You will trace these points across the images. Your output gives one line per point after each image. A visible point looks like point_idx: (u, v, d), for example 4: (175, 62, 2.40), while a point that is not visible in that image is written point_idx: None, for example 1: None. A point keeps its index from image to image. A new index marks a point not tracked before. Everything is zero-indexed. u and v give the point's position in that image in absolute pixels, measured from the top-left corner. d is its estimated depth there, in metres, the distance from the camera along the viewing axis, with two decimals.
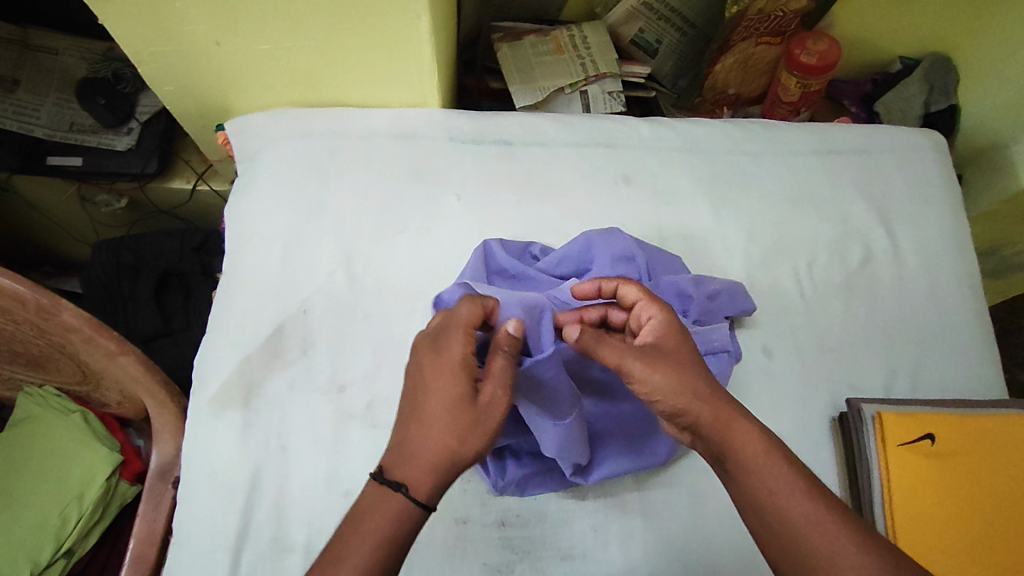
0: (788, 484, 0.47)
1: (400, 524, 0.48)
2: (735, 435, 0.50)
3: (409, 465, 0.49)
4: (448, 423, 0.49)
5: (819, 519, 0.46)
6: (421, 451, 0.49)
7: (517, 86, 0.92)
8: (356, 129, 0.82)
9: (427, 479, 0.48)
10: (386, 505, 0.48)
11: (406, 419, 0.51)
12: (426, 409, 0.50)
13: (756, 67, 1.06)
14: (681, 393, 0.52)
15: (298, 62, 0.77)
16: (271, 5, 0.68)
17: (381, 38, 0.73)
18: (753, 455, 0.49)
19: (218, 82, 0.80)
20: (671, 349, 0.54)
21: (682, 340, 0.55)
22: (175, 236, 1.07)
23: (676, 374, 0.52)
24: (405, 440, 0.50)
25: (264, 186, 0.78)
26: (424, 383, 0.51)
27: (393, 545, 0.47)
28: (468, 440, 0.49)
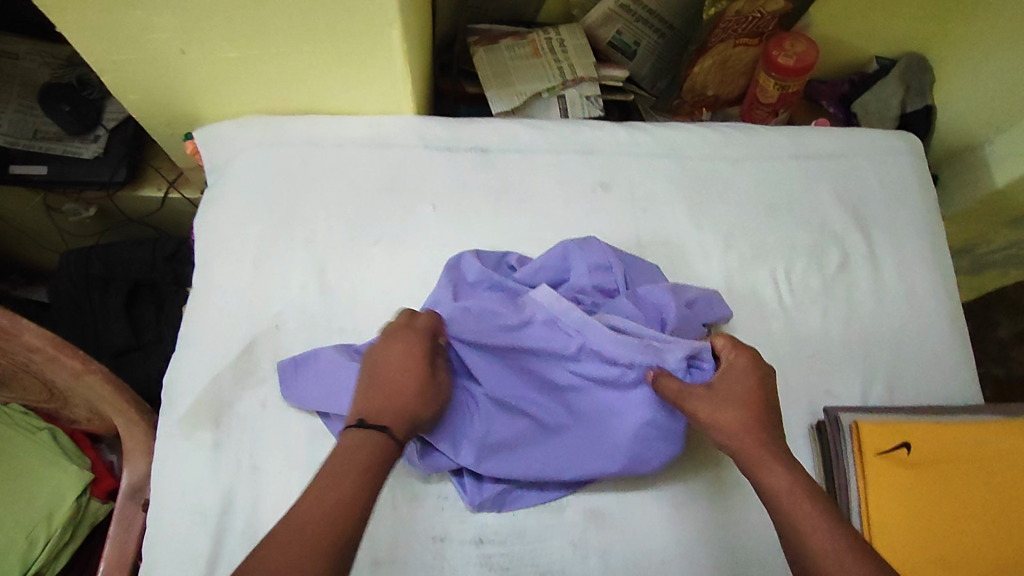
0: (814, 521, 0.49)
1: (386, 462, 0.51)
2: (766, 468, 0.53)
3: (375, 417, 0.53)
4: (417, 386, 0.55)
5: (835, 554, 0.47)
6: (388, 407, 0.53)
7: (493, 91, 0.91)
8: (326, 139, 0.80)
9: (399, 428, 0.53)
10: (367, 452, 0.50)
11: (368, 386, 0.55)
12: (395, 378, 0.55)
13: (735, 69, 1.06)
14: (729, 431, 0.56)
15: (266, 70, 0.75)
16: (239, 13, 0.66)
17: (351, 46, 0.71)
18: (779, 489, 0.51)
19: (184, 90, 0.78)
20: (735, 392, 0.58)
21: (754, 384, 0.58)
22: (147, 245, 1.05)
23: (725, 415, 0.56)
24: (365, 401, 0.54)
25: (234, 198, 0.76)
26: (404, 360, 0.56)
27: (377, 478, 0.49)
28: (429, 404, 0.56)
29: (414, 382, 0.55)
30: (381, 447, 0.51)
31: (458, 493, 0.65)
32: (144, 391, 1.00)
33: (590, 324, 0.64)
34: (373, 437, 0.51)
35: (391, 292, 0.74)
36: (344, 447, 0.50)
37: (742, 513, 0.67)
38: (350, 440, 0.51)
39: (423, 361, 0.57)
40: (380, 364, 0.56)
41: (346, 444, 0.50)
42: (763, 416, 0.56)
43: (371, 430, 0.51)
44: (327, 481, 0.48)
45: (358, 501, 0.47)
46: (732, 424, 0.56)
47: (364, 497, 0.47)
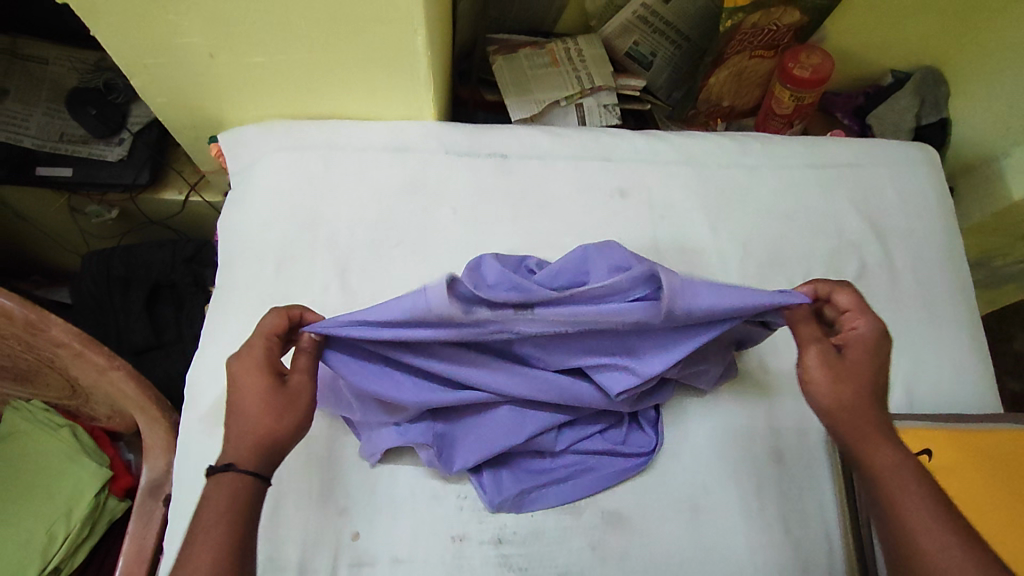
0: (921, 507, 0.49)
1: (244, 502, 0.50)
2: (871, 451, 0.53)
3: (229, 454, 0.52)
4: (264, 409, 0.53)
5: (945, 542, 0.48)
6: (239, 439, 0.52)
7: (512, 99, 0.92)
8: (349, 142, 0.81)
9: (251, 457, 0.51)
10: (225, 495, 0.50)
11: (229, 420, 0.53)
12: (244, 405, 0.53)
13: (750, 80, 1.07)
14: (843, 407, 0.55)
15: (291, 74, 0.76)
16: (268, 19, 0.68)
17: (376, 52, 0.73)
18: (887, 469, 0.52)
19: (211, 94, 0.79)
20: (855, 362, 0.56)
21: (870, 356, 0.56)
22: (167, 248, 1.06)
23: (859, 391, 0.55)
24: (227, 441, 0.52)
25: (258, 199, 0.78)
26: (245, 382, 0.54)
27: (234, 520, 0.49)
28: (284, 419, 0.53)
29: (268, 404, 0.53)
30: (238, 482, 0.50)
31: (478, 493, 0.65)
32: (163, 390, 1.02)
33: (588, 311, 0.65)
34: (227, 478, 0.50)
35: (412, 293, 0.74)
36: (209, 496, 0.50)
37: (761, 519, 0.66)
38: (212, 486, 0.50)
39: (257, 378, 0.54)
40: (231, 394, 0.54)
41: (211, 494, 0.50)
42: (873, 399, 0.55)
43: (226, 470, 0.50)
44: (196, 534, 0.48)
45: (235, 544, 0.48)
46: (845, 400, 0.55)
47: (230, 544, 0.48)
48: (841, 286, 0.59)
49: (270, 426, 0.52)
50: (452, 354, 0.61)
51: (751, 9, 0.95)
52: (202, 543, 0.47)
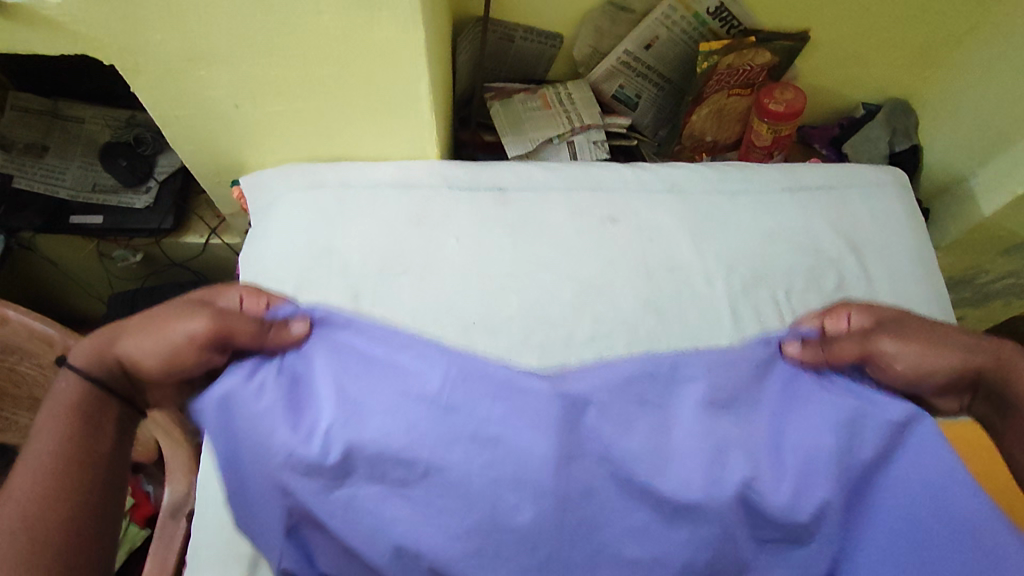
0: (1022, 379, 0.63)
1: (83, 412, 0.59)
2: (992, 394, 0.59)
3: (85, 349, 0.62)
4: (151, 336, 0.61)
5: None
6: (120, 342, 0.62)
7: (509, 137, 1.00)
8: (360, 181, 0.89)
9: (89, 363, 0.61)
10: (73, 393, 0.59)
11: (154, 330, 0.62)
12: (151, 320, 0.63)
13: (730, 116, 1.17)
14: (962, 360, 0.64)
15: (307, 121, 0.84)
16: (287, 72, 0.76)
17: (384, 99, 0.81)
18: (1002, 375, 0.63)
19: (234, 141, 0.87)
20: (891, 324, 0.67)
21: (879, 312, 0.69)
22: (187, 288, 1.13)
23: (919, 344, 0.65)
24: (115, 339, 0.62)
25: (278, 235, 0.85)
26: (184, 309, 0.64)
27: (73, 426, 0.57)
28: (145, 357, 0.61)
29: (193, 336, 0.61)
30: (82, 390, 0.59)
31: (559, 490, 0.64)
32: None
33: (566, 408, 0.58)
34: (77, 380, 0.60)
35: (419, 315, 0.79)
36: (57, 395, 0.60)
37: None
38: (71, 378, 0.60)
39: (176, 313, 0.63)
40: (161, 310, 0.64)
41: (64, 385, 0.60)
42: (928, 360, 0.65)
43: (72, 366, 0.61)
44: (41, 429, 0.57)
45: (56, 450, 0.56)
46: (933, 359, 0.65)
47: (59, 438, 0.56)
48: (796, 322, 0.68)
49: (181, 352, 0.61)
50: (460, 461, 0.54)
51: (724, 51, 1.04)
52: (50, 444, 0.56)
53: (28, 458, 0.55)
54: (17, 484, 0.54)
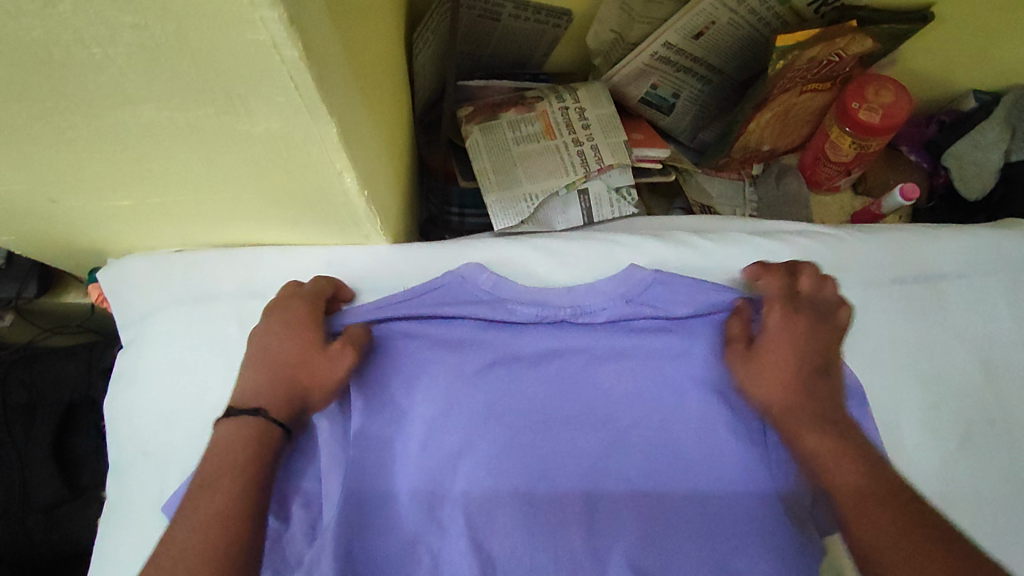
0: (851, 471, 0.50)
1: (263, 441, 0.48)
2: (799, 433, 0.53)
3: (252, 400, 0.51)
4: (299, 354, 0.53)
5: (863, 469, 0.49)
6: (291, 371, 0.52)
7: (492, 195, 0.68)
8: (274, 288, 0.60)
9: (279, 406, 0.51)
10: (247, 434, 0.48)
11: (242, 370, 0.54)
12: (274, 352, 0.53)
13: (797, 119, 0.86)
14: (776, 385, 0.55)
15: (179, 214, 0.54)
16: (114, 167, 0.45)
17: (290, 195, 0.49)
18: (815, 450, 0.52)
19: (76, 230, 0.58)
20: (782, 348, 0.56)
21: (809, 326, 0.57)
22: (81, 356, 0.89)
23: (790, 379, 0.55)
24: (275, 380, 0.52)
25: (154, 379, 0.58)
26: (254, 346, 0.54)
27: (257, 464, 0.47)
28: (315, 373, 0.53)
29: (273, 356, 0.53)
30: (258, 425, 0.49)
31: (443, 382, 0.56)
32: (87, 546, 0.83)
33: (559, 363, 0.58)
34: (248, 422, 0.49)
35: None
36: (212, 439, 0.49)
37: None
38: (226, 434, 0.48)
39: (300, 330, 0.54)
40: (276, 345, 0.54)
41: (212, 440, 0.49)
42: (803, 377, 0.55)
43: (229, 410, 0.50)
44: (211, 470, 0.46)
45: (257, 483, 0.46)
46: (784, 395, 0.55)
47: (256, 482, 0.46)
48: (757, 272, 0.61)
49: (297, 376, 0.52)
50: (430, 415, 0.55)
51: (812, 43, 0.70)
52: (219, 481, 0.45)
53: (208, 484, 0.44)
54: (211, 505, 0.43)
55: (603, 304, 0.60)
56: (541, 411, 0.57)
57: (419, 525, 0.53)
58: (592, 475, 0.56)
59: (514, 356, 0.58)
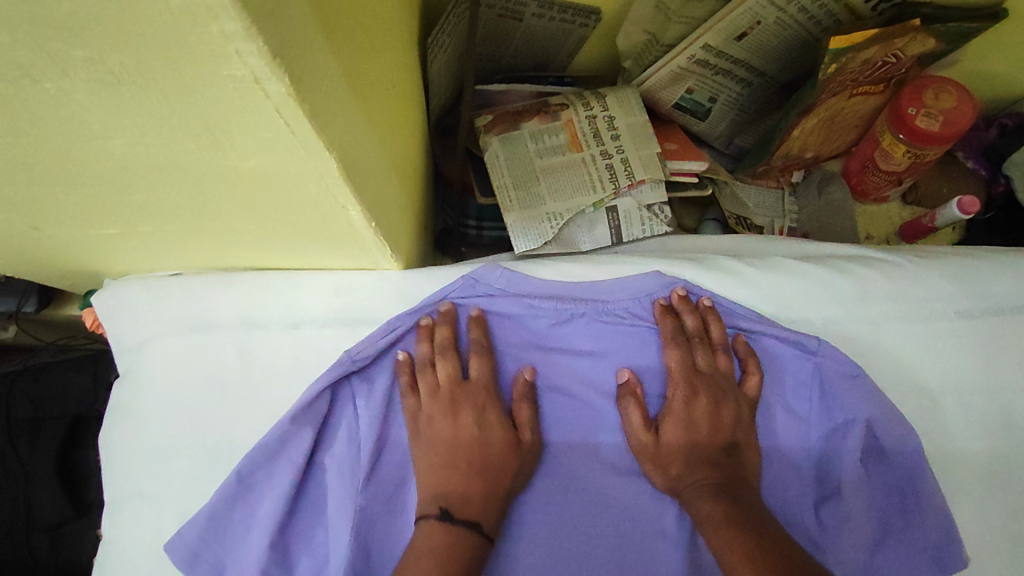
0: (734, 551, 0.45)
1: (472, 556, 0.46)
2: (694, 505, 0.49)
3: (470, 506, 0.48)
4: (500, 456, 0.50)
5: (732, 552, 0.45)
6: (495, 476, 0.50)
7: (514, 215, 0.62)
8: (274, 317, 0.55)
9: (490, 514, 0.49)
10: (449, 539, 0.46)
11: (438, 468, 0.50)
12: (470, 453, 0.50)
13: (844, 124, 0.79)
14: (678, 459, 0.51)
15: (176, 243, 0.50)
16: (94, 199, 0.40)
17: (293, 226, 0.45)
18: (709, 526, 0.47)
19: (63, 255, 0.54)
20: (681, 418, 0.52)
21: (703, 400, 0.52)
22: (87, 368, 0.86)
23: (665, 449, 0.52)
24: (479, 487, 0.49)
25: (148, 413, 0.54)
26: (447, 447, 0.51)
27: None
28: (519, 473, 0.51)
29: (480, 461, 0.50)
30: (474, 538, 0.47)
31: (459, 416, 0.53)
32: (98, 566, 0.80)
33: (569, 401, 0.54)
34: (464, 534, 0.47)
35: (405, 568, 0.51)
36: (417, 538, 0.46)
37: None
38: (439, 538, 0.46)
39: (500, 431, 0.51)
40: (468, 445, 0.51)
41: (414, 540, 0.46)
42: (714, 458, 0.51)
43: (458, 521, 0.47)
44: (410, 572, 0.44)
45: None
46: (681, 470, 0.51)
47: None
48: (660, 319, 0.54)
49: (498, 483, 0.50)
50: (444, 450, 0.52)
51: (868, 44, 0.64)
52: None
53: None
54: None
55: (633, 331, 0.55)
56: (559, 451, 0.53)
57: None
58: (612, 524, 0.51)
59: (534, 390, 0.54)
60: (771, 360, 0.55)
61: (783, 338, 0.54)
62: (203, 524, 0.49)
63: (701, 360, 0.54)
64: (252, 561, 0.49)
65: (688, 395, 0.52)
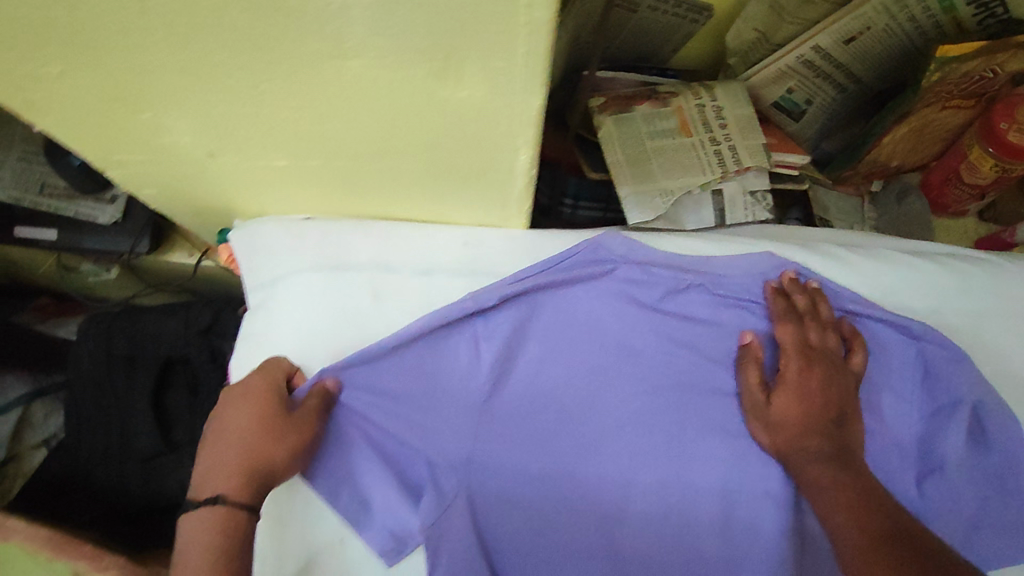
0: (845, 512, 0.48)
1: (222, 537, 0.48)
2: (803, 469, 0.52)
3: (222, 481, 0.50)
4: (237, 431, 0.51)
5: (842, 514, 0.49)
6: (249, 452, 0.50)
7: (626, 190, 0.65)
8: (409, 263, 0.59)
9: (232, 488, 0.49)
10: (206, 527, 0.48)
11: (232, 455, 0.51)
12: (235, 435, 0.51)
13: (931, 136, 0.82)
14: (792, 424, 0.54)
15: (331, 181, 0.53)
16: (288, 126, 0.44)
17: (454, 169, 0.48)
18: (818, 488, 0.51)
19: (213, 188, 0.57)
20: (794, 387, 0.55)
21: (817, 372, 0.55)
22: (178, 315, 0.88)
23: (777, 414, 0.54)
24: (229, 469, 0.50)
25: (281, 342, 0.58)
26: (243, 438, 0.50)
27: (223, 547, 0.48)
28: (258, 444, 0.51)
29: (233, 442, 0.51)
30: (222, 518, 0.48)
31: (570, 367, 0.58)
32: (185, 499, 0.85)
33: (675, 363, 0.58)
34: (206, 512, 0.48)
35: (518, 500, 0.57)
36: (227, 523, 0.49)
37: None
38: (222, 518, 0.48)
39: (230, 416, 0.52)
40: (238, 427, 0.51)
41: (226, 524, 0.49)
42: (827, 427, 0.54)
43: (220, 503, 0.48)
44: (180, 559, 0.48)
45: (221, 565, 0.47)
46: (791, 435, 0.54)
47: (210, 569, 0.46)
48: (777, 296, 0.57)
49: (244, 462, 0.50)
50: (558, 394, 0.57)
51: (974, 56, 0.66)
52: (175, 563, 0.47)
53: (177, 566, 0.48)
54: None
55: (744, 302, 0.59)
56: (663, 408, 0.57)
57: (542, 508, 0.56)
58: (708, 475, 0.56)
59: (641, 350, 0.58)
60: (876, 341, 0.58)
61: (889, 321, 0.57)
62: (333, 441, 0.54)
63: (816, 338, 0.56)
64: (378, 478, 0.55)
65: (803, 367, 0.55)
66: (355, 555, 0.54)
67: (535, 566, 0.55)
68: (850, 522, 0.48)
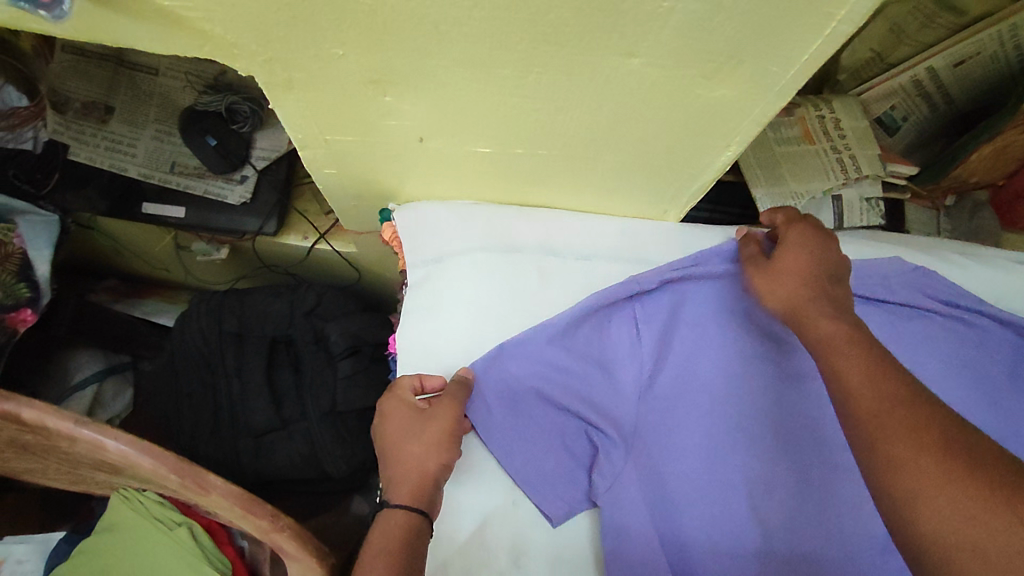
0: (854, 368, 0.45)
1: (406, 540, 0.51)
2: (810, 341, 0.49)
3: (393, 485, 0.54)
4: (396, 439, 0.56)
5: (862, 376, 0.44)
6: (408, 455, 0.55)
7: (761, 192, 0.71)
8: (572, 249, 0.64)
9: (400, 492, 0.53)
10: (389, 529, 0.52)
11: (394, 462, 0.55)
12: (393, 442, 0.56)
13: (1010, 155, 0.86)
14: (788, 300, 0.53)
15: (519, 167, 0.57)
16: (521, 114, 0.48)
17: (651, 160, 0.53)
18: (823, 356, 0.47)
19: (396, 171, 0.61)
20: (793, 266, 0.55)
21: (815, 254, 0.55)
22: (284, 297, 0.92)
23: (777, 293, 0.54)
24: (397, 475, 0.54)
25: (450, 319, 0.62)
26: (404, 445, 0.55)
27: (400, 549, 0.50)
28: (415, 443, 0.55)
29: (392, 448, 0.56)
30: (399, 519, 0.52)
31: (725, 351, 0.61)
32: (295, 472, 0.87)
33: None
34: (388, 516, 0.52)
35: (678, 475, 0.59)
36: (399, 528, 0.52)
37: None
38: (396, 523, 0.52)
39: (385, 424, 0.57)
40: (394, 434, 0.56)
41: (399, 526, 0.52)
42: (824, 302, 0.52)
43: (393, 506, 0.53)
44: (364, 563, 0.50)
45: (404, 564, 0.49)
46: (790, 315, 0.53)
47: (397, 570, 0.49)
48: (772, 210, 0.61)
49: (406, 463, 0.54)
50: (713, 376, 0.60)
51: None
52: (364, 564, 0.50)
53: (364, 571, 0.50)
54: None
55: (885, 300, 0.63)
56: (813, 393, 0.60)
57: (706, 482, 0.57)
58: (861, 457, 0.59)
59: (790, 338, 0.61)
60: (1000, 340, 0.63)
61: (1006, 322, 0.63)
62: (507, 412, 0.59)
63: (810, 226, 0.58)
64: (547, 451, 0.58)
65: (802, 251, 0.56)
66: (525, 515, 0.59)
67: (702, 536, 0.56)
68: (854, 380, 0.44)
